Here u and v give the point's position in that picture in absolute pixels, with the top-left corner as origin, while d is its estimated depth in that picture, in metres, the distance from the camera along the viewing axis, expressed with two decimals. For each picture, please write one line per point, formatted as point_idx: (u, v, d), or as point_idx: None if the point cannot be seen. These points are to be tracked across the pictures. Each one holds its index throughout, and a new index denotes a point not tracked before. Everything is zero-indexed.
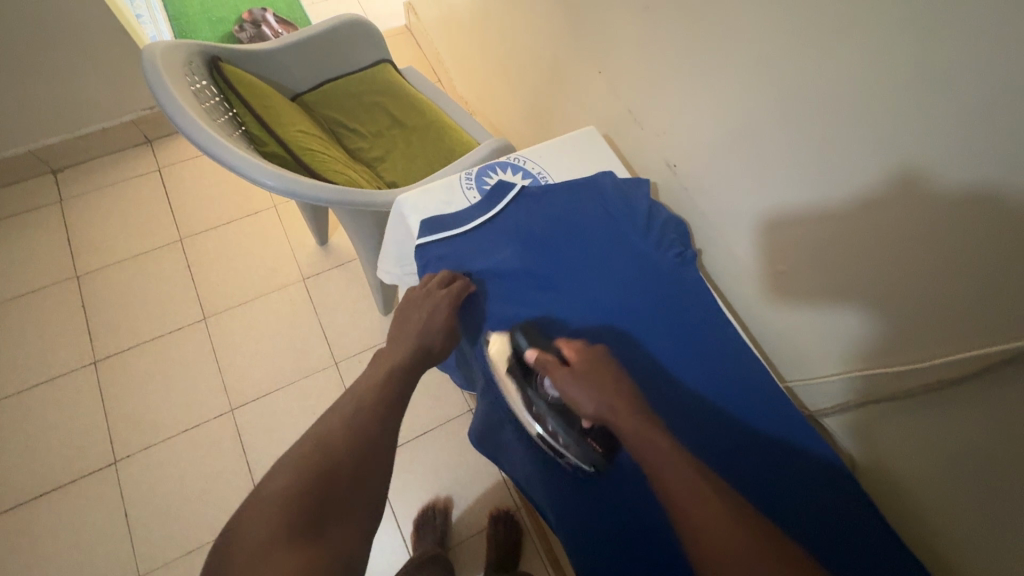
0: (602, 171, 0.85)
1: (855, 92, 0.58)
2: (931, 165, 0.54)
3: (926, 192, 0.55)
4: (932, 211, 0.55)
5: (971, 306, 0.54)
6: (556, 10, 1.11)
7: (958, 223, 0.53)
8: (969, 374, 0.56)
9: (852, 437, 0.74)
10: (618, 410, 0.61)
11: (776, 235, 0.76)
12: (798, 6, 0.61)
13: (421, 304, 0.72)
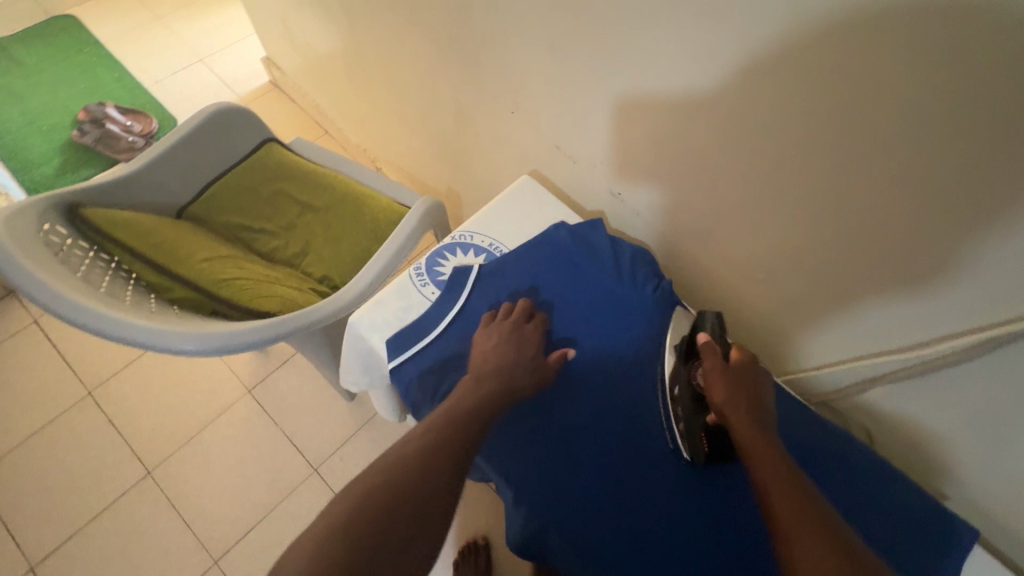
0: (553, 222, 0.80)
1: (801, 105, 0.57)
2: (895, 163, 0.54)
3: (896, 189, 0.55)
4: (908, 207, 0.55)
5: (970, 287, 0.56)
6: (444, 50, 1.03)
7: (935, 216, 0.54)
8: (987, 348, 0.58)
9: (867, 410, 0.77)
10: (744, 410, 0.56)
11: (749, 242, 0.75)
12: (716, 28, 0.59)
13: (511, 334, 0.67)
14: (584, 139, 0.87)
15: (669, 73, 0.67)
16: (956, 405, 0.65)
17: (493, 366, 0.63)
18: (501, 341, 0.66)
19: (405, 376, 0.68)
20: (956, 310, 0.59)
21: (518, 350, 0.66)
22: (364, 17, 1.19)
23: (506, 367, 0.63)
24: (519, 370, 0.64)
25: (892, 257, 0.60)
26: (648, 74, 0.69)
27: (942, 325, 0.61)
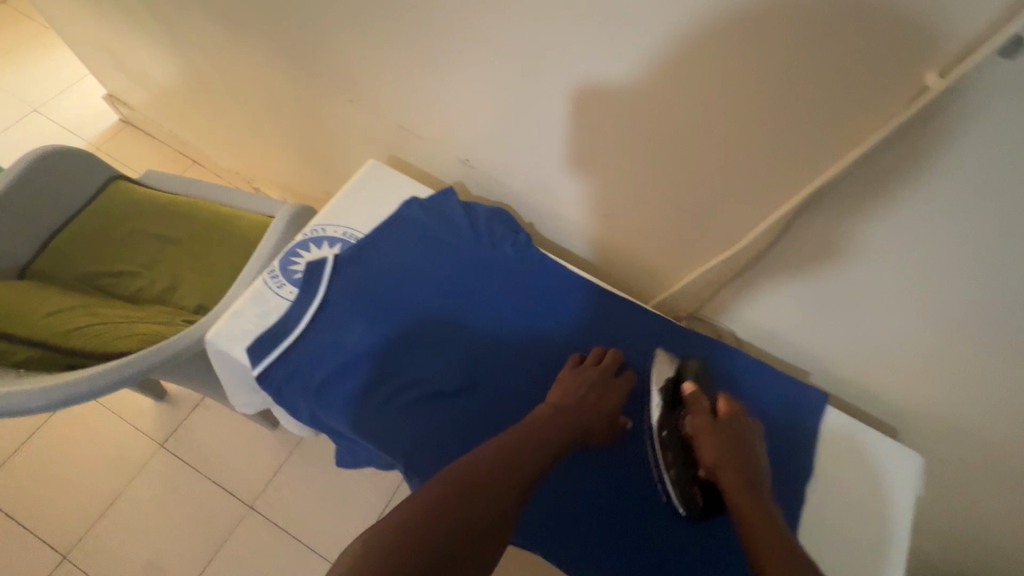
0: (404, 199, 0.81)
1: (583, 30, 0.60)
2: (665, 73, 0.58)
3: (674, 95, 0.59)
4: (688, 110, 0.60)
5: (766, 164, 0.59)
6: (274, 52, 1.01)
7: (715, 109, 0.58)
8: (799, 212, 0.60)
9: (724, 317, 0.82)
10: (734, 471, 0.58)
11: (588, 179, 0.78)
12: None
13: (596, 374, 0.69)
14: (425, 111, 0.87)
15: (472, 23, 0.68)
16: (778, 291, 0.72)
17: (576, 406, 0.66)
18: (586, 380, 0.69)
19: (274, 379, 0.66)
20: (757, 194, 0.63)
21: (608, 390, 0.69)
22: (188, 30, 1.12)
23: (575, 405, 0.66)
24: (590, 409, 0.66)
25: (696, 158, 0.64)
26: (456, 26, 0.71)
27: (751, 213, 0.66)
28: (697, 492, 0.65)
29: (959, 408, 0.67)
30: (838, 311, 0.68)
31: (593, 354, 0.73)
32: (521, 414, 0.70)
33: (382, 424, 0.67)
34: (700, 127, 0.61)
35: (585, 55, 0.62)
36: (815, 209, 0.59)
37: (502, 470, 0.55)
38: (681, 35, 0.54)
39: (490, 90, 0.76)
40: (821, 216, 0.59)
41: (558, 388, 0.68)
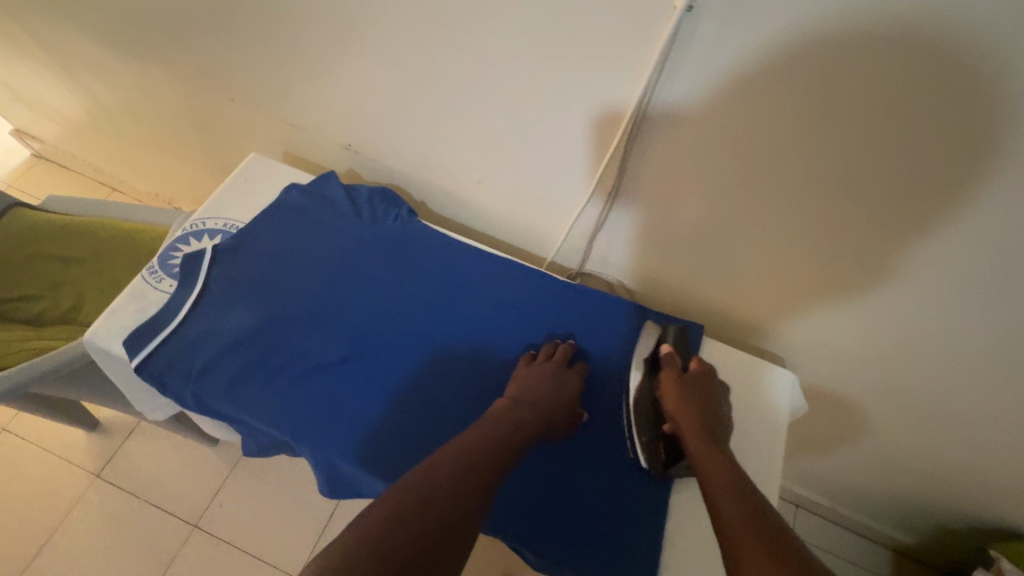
0: (286, 187, 0.82)
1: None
2: (493, 26, 0.63)
3: (508, 47, 0.64)
4: (522, 60, 0.65)
5: (596, 101, 0.64)
6: (157, 65, 1.02)
7: (542, 54, 0.63)
8: (629, 139, 0.65)
9: (608, 267, 0.87)
10: (697, 429, 0.62)
11: (458, 146, 0.81)
12: None
13: (554, 367, 0.71)
14: (304, 101, 0.90)
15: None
16: (647, 228, 0.76)
17: (534, 400, 0.66)
18: (543, 371, 0.70)
19: (154, 370, 0.67)
20: (596, 132, 0.68)
21: (564, 378, 0.70)
22: (70, 50, 1.12)
23: (537, 397, 0.67)
24: (545, 394, 0.68)
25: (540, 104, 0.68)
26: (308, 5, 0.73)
27: (597, 151, 0.70)
28: (661, 452, 0.68)
29: (811, 309, 0.73)
30: (695, 239, 0.73)
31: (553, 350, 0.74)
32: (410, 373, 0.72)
33: (265, 401, 0.68)
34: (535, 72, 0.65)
35: (423, 16, 0.66)
36: (641, 132, 0.64)
37: (475, 464, 0.57)
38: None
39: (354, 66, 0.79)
40: (650, 141, 0.64)
41: (517, 380, 0.69)
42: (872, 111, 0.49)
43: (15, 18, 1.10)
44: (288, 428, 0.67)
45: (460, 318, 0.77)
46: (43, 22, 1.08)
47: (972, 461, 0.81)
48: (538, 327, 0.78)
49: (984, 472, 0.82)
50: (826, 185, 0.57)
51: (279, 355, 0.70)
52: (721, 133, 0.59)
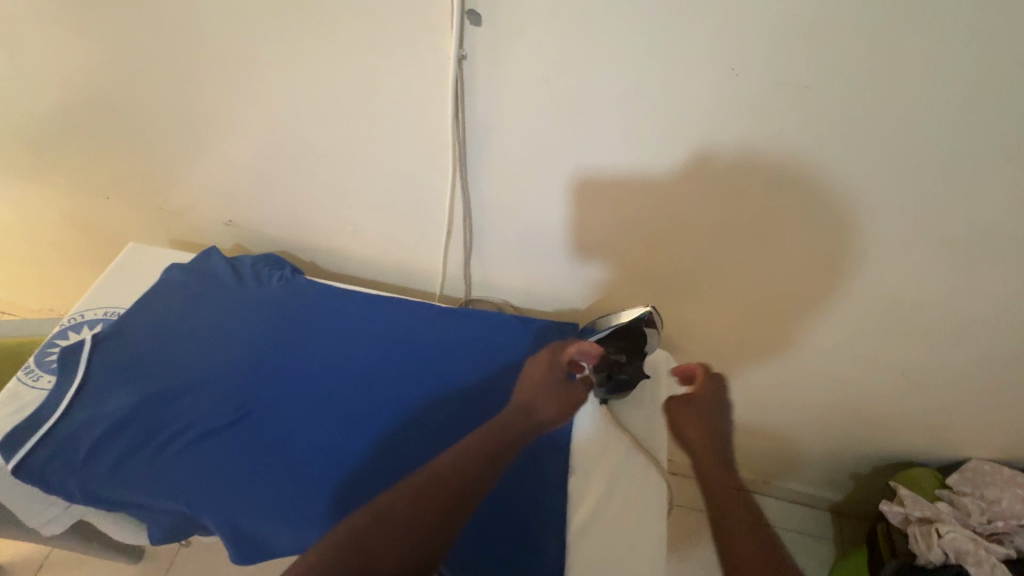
0: (166, 268, 0.85)
1: (263, 74, 0.73)
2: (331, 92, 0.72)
3: (348, 108, 0.73)
4: (362, 117, 0.74)
5: (433, 144, 0.74)
6: (25, 178, 1.04)
7: (378, 109, 0.72)
8: (466, 165, 0.75)
9: (491, 288, 0.94)
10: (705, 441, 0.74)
11: (328, 200, 0.87)
12: (181, 55, 0.74)
13: (563, 378, 0.73)
14: (179, 186, 0.94)
15: (176, 88, 0.79)
16: (509, 244, 0.85)
17: (528, 411, 0.70)
18: (548, 378, 0.73)
19: (33, 469, 0.65)
20: (437, 165, 0.76)
21: (571, 390, 0.72)
22: None
23: (536, 405, 0.70)
24: (543, 402, 0.70)
25: (387, 148, 0.76)
26: (164, 94, 0.80)
27: (443, 183, 0.78)
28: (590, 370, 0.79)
29: (661, 280, 0.85)
30: (551, 243, 0.83)
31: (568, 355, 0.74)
32: (307, 417, 0.75)
33: (158, 476, 0.67)
34: (376, 122, 0.74)
35: (271, 90, 0.75)
36: (474, 156, 0.74)
37: (422, 503, 0.59)
38: (317, 44, 0.67)
39: (218, 144, 0.85)
40: (483, 159, 0.74)
41: (528, 386, 0.72)
42: (638, 100, 0.63)
43: None
44: (186, 496, 0.67)
45: (349, 359, 0.81)
46: None
47: (836, 373, 0.95)
48: (428, 351, 0.82)
49: (851, 381, 0.96)
50: (625, 162, 0.70)
51: (170, 427, 0.71)
52: (533, 137, 0.70)
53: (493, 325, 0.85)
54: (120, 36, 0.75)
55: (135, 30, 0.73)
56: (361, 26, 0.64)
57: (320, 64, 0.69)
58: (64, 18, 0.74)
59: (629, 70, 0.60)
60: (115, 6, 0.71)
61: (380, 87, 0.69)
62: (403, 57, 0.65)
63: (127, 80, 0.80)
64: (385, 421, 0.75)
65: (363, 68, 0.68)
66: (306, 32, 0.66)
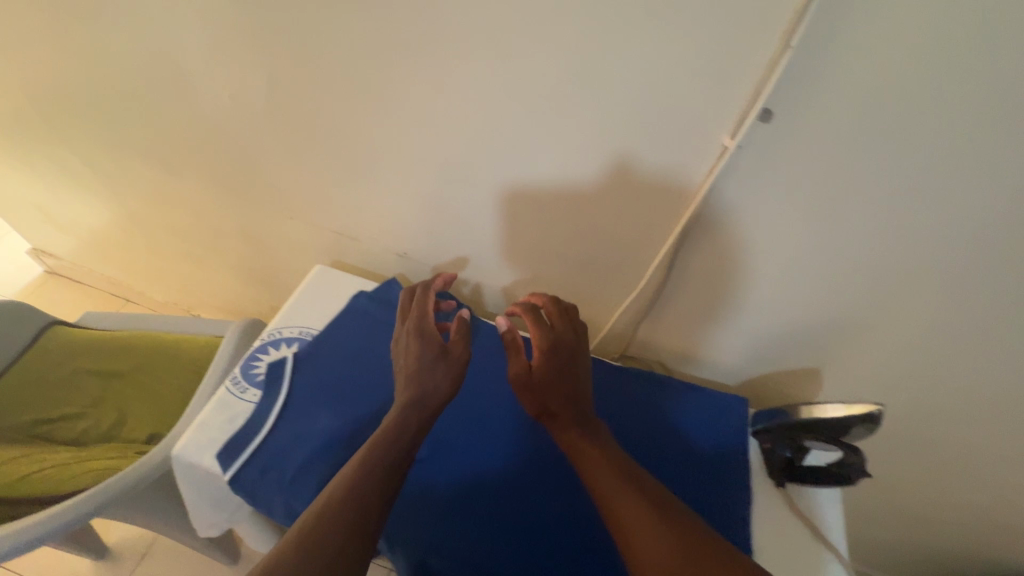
0: (353, 294, 0.90)
1: (489, 137, 0.76)
2: (555, 162, 0.74)
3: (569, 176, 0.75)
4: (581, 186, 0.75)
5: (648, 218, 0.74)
6: (210, 188, 1.11)
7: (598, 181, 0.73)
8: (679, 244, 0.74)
9: (649, 347, 0.93)
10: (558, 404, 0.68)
11: (511, 246, 0.90)
12: (410, 112, 0.78)
13: (432, 352, 0.71)
14: (360, 216, 0.99)
15: (392, 134, 0.82)
16: (687, 316, 0.85)
17: (419, 400, 0.66)
18: (419, 363, 0.70)
19: (246, 482, 0.69)
20: (643, 235, 0.77)
21: (449, 364, 0.70)
22: (121, 176, 1.19)
23: (427, 392, 0.67)
24: (431, 378, 0.68)
25: (593, 212, 0.78)
26: (377, 139, 0.84)
27: (645, 251, 0.79)
28: (770, 441, 0.78)
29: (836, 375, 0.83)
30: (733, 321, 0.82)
31: (428, 332, 0.73)
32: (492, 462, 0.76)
33: None
34: (592, 190, 0.75)
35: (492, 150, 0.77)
36: (690, 238, 0.73)
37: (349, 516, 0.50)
38: (558, 118, 0.69)
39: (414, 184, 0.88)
40: (699, 241, 0.73)
41: (403, 380, 0.69)
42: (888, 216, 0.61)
43: (72, 148, 1.18)
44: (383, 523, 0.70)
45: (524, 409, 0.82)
46: (98, 150, 1.15)
47: None
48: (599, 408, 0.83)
49: None
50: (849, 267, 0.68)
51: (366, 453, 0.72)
52: (764, 230, 0.68)
53: (661, 393, 0.86)
54: (352, 86, 0.78)
55: (369, 81, 0.76)
56: (608, 109, 0.65)
57: (552, 133, 0.71)
58: (304, 63, 0.78)
59: (896, 189, 0.58)
60: (360, 61, 0.74)
61: (611, 160, 0.70)
62: (647, 140, 0.66)
63: (343, 123, 0.84)
64: (566, 476, 0.75)
65: (598, 143, 0.69)
66: (546, 106, 0.68)
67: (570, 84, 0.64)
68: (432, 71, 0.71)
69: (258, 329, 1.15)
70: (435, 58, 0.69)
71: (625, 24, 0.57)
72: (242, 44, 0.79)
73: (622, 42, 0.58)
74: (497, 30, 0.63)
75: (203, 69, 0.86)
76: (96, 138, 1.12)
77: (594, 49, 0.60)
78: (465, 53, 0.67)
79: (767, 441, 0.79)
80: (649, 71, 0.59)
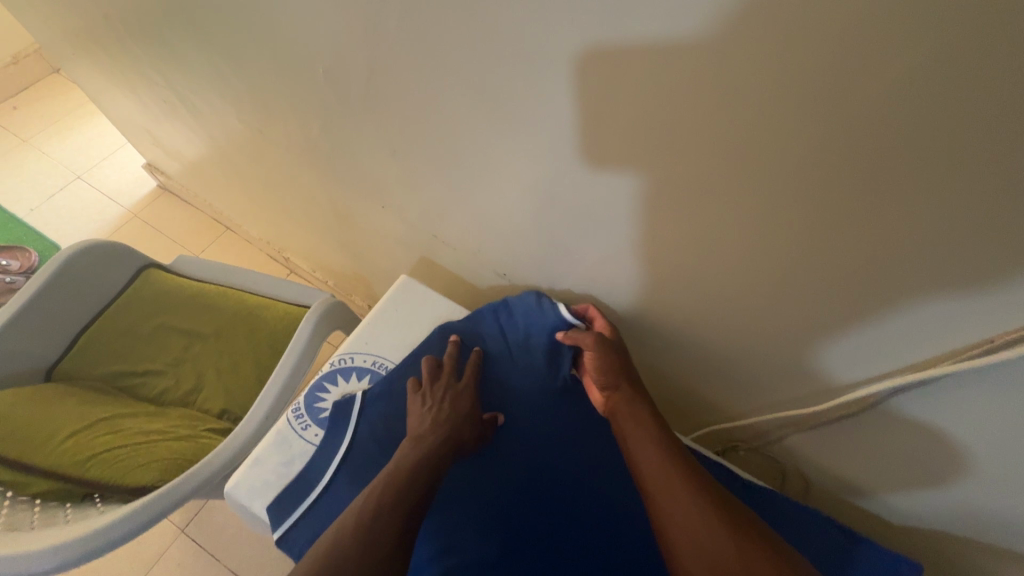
0: (437, 324, 0.77)
1: (647, 183, 0.56)
2: (744, 235, 0.54)
3: (758, 254, 0.55)
4: (776, 266, 0.55)
5: (873, 325, 0.54)
6: (304, 153, 0.99)
7: (800, 268, 0.54)
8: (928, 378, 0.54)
9: (789, 451, 0.76)
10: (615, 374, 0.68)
11: (643, 305, 0.73)
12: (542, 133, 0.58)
13: (466, 400, 0.67)
14: (465, 226, 0.83)
15: (521, 158, 0.64)
16: (866, 443, 0.66)
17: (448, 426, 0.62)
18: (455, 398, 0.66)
19: (294, 544, 0.60)
20: (885, 348, 0.56)
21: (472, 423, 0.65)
22: (216, 120, 1.11)
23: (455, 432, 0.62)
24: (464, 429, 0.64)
25: (795, 300, 0.57)
26: (501, 158, 0.66)
27: (882, 362, 0.57)
28: None
29: None
30: (932, 471, 0.63)
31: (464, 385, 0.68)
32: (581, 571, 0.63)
33: None
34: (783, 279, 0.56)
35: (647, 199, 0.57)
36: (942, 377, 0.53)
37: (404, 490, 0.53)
38: (776, 186, 0.47)
39: (537, 217, 0.71)
40: (968, 378, 0.51)
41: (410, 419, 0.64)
42: None
43: (173, 83, 1.09)
44: None
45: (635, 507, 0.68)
46: (198, 92, 1.06)
47: None
48: None
49: None
50: None
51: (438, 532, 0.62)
52: None
53: (801, 526, 0.67)
54: (479, 96, 0.59)
55: (503, 96, 0.57)
56: (875, 201, 0.43)
57: (768, 207, 0.50)
58: (414, 46, 0.59)
59: None
60: (485, 59, 0.54)
61: (876, 257, 0.48)
62: (949, 250, 0.43)
63: (462, 132, 0.66)
64: None
65: (827, 234, 0.49)
66: (766, 174, 0.47)
67: (823, 156, 0.43)
68: (593, 106, 0.51)
69: (342, 309, 1.07)
70: (605, 91, 0.49)
71: (967, 99, 0.34)
72: (349, 19, 0.61)
73: (953, 120, 0.36)
74: (716, 68, 0.41)
75: (300, 30, 0.70)
76: (196, 80, 1.02)
77: (893, 125, 0.38)
78: (654, 90, 0.46)
79: None
80: (982, 169, 0.37)
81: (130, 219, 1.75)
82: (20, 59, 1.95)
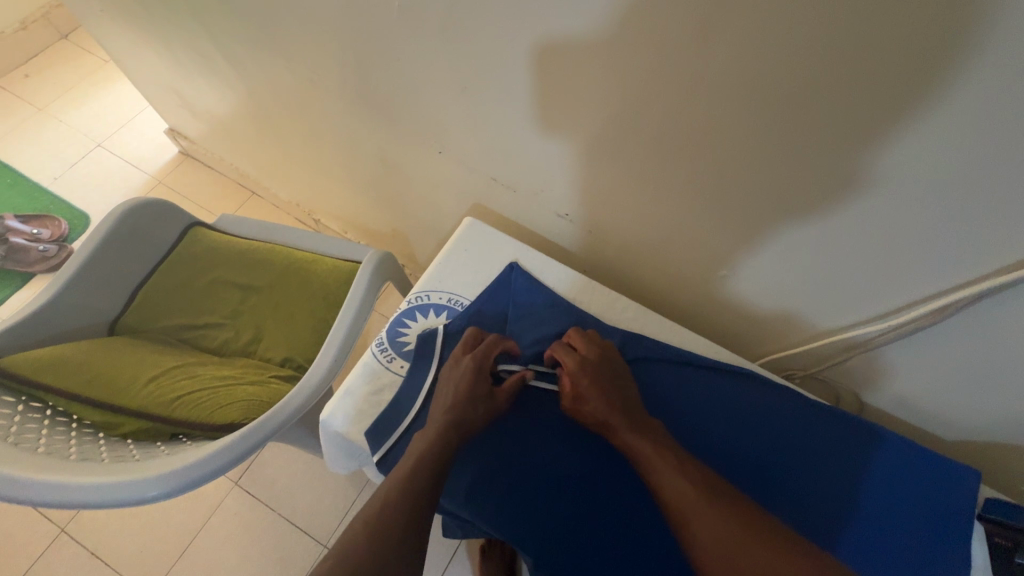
0: (507, 265, 0.80)
1: (736, 109, 0.56)
2: (829, 160, 0.55)
3: (842, 176, 0.56)
4: (857, 191, 0.56)
5: (939, 247, 0.57)
6: (351, 103, 0.98)
7: (878, 191, 0.55)
8: (982, 293, 0.57)
9: (847, 377, 0.79)
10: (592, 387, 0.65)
11: (712, 240, 0.74)
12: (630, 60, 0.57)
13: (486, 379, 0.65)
14: (523, 171, 0.84)
15: (600, 92, 0.63)
16: (929, 363, 0.69)
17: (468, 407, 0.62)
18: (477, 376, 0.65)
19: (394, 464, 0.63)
20: (949, 263, 0.58)
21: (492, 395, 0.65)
22: (256, 72, 1.09)
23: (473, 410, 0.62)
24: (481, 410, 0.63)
25: (874, 225, 0.58)
26: (575, 94, 0.65)
27: (926, 286, 0.61)
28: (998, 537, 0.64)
29: None
30: (989, 385, 0.66)
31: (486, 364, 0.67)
32: None
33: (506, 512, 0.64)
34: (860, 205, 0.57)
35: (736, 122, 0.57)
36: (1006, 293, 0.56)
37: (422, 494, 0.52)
38: (875, 103, 0.48)
39: (609, 154, 0.71)
40: None
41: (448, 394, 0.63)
42: None
43: (211, 35, 1.07)
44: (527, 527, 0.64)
45: (707, 425, 0.72)
46: (236, 42, 1.03)
47: None
48: None
49: None
50: None
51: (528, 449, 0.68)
52: None
53: None
54: (560, 25, 0.59)
55: (589, 24, 0.56)
56: (978, 114, 0.45)
57: (856, 131, 0.51)
58: None
59: None
60: None
61: (930, 188, 0.52)
62: (1005, 172, 0.47)
63: (535, 67, 0.66)
64: None
65: (917, 154, 0.50)
66: (869, 93, 0.47)
67: (932, 69, 0.44)
68: (692, 29, 0.51)
69: (391, 261, 1.09)
70: (708, 13, 0.49)
71: None
72: None
73: None
74: None
75: None
76: (236, 30, 1.00)
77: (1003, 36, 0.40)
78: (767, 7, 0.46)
79: (1013, 540, 0.63)
80: None
81: (156, 185, 1.75)
82: (28, 26, 1.90)
